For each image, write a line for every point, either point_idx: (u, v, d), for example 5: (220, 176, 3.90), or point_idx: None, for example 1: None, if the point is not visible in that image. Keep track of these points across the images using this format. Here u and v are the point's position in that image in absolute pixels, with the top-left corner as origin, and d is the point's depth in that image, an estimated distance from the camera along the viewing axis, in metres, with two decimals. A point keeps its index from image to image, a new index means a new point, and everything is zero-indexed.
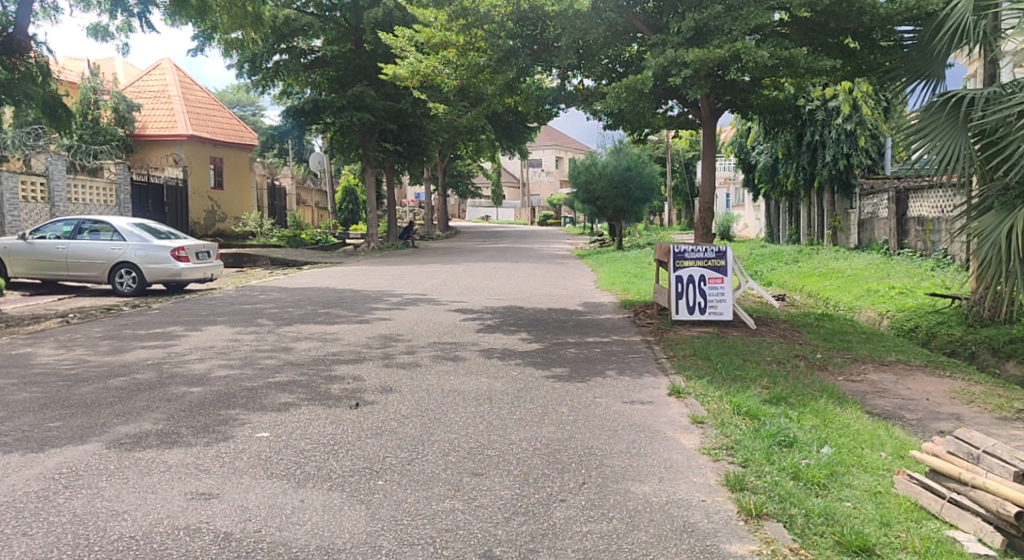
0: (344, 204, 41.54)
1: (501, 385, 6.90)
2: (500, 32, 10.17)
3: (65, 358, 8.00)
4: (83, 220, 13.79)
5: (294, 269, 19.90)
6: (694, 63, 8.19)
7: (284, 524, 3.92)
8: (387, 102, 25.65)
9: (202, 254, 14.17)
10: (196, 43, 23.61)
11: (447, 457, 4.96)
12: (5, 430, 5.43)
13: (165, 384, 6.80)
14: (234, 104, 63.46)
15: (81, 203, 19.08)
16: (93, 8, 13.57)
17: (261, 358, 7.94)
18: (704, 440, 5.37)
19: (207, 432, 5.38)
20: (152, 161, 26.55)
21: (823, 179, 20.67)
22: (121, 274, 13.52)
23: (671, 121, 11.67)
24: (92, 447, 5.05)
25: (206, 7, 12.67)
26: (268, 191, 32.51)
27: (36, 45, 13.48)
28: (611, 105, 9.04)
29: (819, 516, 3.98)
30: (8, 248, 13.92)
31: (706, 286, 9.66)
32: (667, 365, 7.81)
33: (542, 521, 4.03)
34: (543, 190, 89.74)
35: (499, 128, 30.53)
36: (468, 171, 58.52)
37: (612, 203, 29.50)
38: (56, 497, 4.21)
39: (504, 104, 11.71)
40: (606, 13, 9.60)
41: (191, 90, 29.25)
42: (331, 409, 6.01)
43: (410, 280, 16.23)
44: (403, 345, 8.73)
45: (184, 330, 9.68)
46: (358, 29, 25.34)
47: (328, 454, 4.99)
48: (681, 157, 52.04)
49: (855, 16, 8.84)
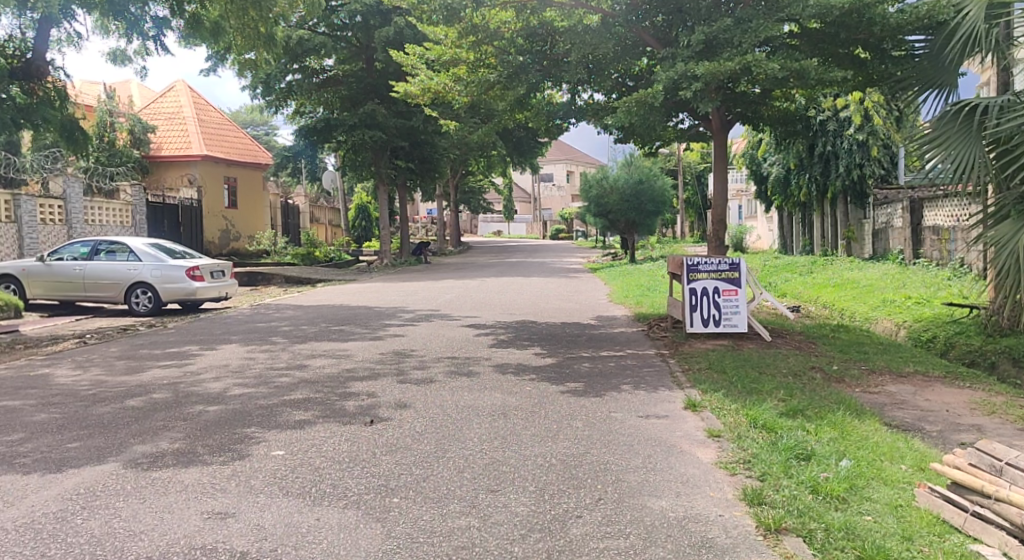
0: (357, 220, 41.28)
1: (515, 400, 6.87)
2: (510, 48, 10.31)
3: (82, 378, 8.04)
4: (99, 241, 13.93)
5: (307, 287, 20.00)
6: (704, 77, 8.18)
7: (300, 543, 3.92)
8: (398, 120, 25.78)
9: (217, 273, 14.30)
10: (210, 65, 23.85)
11: (463, 474, 4.94)
12: (24, 451, 5.47)
13: (182, 403, 6.82)
14: (246, 123, 64.31)
15: (98, 225, 19.34)
16: (111, 33, 13.74)
17: (276, 376, 7.95)
18: (720, 454, 5.33)
19: (224, 451, 5.40)
20: (168, 182, 26.83)
21: (836, 190, 20.59)
22: (137, 294, 13.64)
23: (681, 135, 11.64)
24: (109, 468, 5.07)
25: (219, 27, 13.22)
26: (282, 210, 32.70)
27: (54, 69, 13.66)
28: (621, 119, 9.06)
29: (839, 530, 3.94)
30: (26, 270, 13.98)
31: (720, 298, 9.59)
32: (682, 379, 7.74)
33: (559, 538, 4.00)
34: (555, 205, 90.24)
35: (509, 144, 30.69)
36: (481, 190, 58.77)
37: (624, 216, 29.43)
38: (75, 518, 4.23)
39: (512, 119, 11.69)
40: (614, 29, 9.84)
41: (206, 111, 29.52)
42: (346, 426, 6.02)
43: (422, 296, 16.28)
44: (415, 361, 8.75)
45: (200, 349, 9.73)
46: (368, 48, 25.77)
47: (343, 472, 4.98)
48: (692, 169, 52.20)
49: (867, 27, 8.76)
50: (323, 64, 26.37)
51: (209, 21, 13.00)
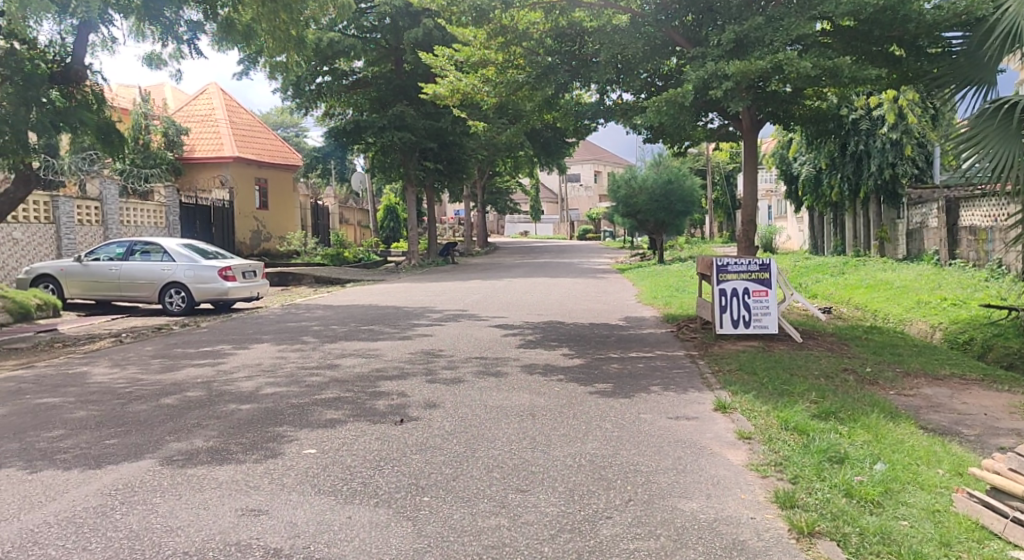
0: (386, 222, 41.47)
1: (543, 401, 6.87)
2: (538, 49, 10.32)
3: (119, 377, 8.21)
4: (134, 241, 14.18)
5: (337, 287, 20.17)
6: (734, 76, 8.12)
7: (332, 541, 3.96)
8: (427, 121, 25.94)
9: (249, 273, 14.48)
10: (242, 67, 24.17)
11: (492, 474, 4.96)
12: (64, 447, 5.60)
13: (215, 402, 6.93)
14: (277, 125, 65.10)
15: (133, 226, 19.71)
16: (147, 38, 13.99)
17: (307, 375, 8.05)
18: (751, 456, 5.29)
19: (257, 449, 5.47)
20: (200, 183, 27.20)
21: (869, 190, 20.30)
22: (171, 294, 13.88)
23: (710, 134, 11.53)
24: (146, 464, 5.17)
25: (250, 31, 13.38)
26: (312, 211, 33.08)
27: (92, 73, 13.95)
28: (650, 119, 9.03)
29: (874, 534, 3.89)
30: (63, 269, 14.27)
31: (750, 299, 9.51)
32: (712, 380, 7.69)
33: (589, 539, 4.00)
34: (582, 205, 90.09)
35: (538, 144, 30.71)
36: (508, 190, 58.85)
37: (654, 217, 29.22)
38: (114, 513, 4.32)
39: (541, 120, 11.64)
40: (644, 28, 9.78)
41: (238, 113, 29.91)
42: (376, 425, 6.08)
43: (450, 297, 16.34)
44: (443, 361, 8.80)
45: (233, 348, 9.87)
46: (397, 50, 25.93)
47: (374, 471, 5.02)
48: (721, 169, 51.85)
49: (901, 24, 8.63)
50: (353, 66, 26.68)
51: (242, 24, 13.17)
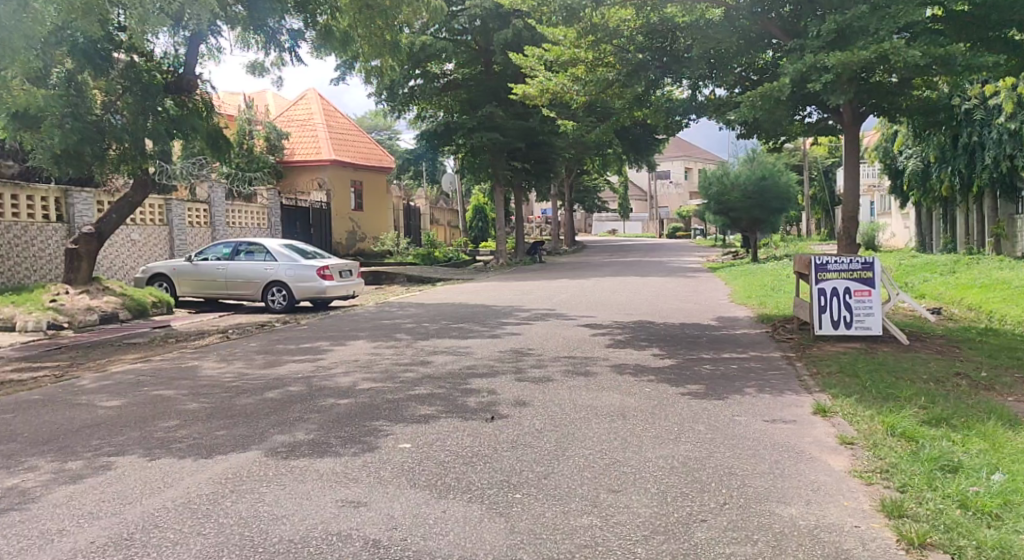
0: (474, 222, 41.73)
1: (634, 401, 6.82)
2: (629, 46, 10.36)
3: (227, 371, 8.65)
4: (240, 241, 14.89)
5: (428, 286, 20.58)
6: (836, 68, 7.82)
7: (428, 534, 4.06)
8: (517, 121, 26.13)
9: (345, 272, 14.95)
10: (339, 73, 24.87)
11: (583, 473, 4.96)
12: (179, 437, 5.95)
13: (315, 396, 7.21)
14: (371, 128, 67.00)
15: (239, 227, 20.70)
16: (252, 46, 14.64)
17: (401, 372, 8.26)
18: (854, 463, 5.09)
19: (355, 443, 5.66)
20: (300, 186, 28.23)
21: (984, 184, 19.12)
22: (273, 292, 14.51)
23: (809, 129, 11.14)
24: (253, 455, 5.44)
25: (347, 37, 13.85)
26: (404, 212, 33.88)
27: (202, 83, 14.68)
28: (745, 115, 8.83)
29: (993, 548, 3.68)
30: (176, 269, 15.16)
31: (851, 299, 9.14)
32: (811, 383, 7.44)
33: (683, 541, 3.95)
34: (672, 203, 88.67)
35: (628, 142, 30.45)
36: (596, 189, 58.52)
37: (748, 214, 28.30)
38: (225, 500, 4.56)
39: (632, 118, 11.53)
40: (739, 21, 9.63)
41: (334, 117, 30.93)
42: (468, 422, 6.18)
43: (539, 296, 16.41)
44: (533, 359, 8.85)
45: (330, 345, 10.24)
46: (487, 51, 26.10)
47: (467, 467, 5.11)
48: (819, 165, 50.00)
49: (1023, 6, 8.10)
50: (444, 68, 26.83)
51: (340, 31, 13.63)
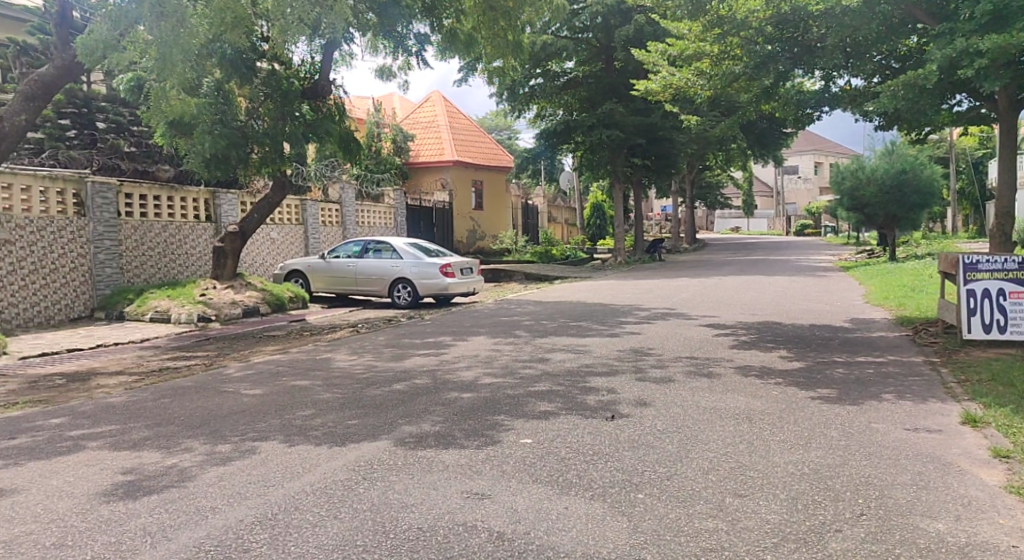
0: (592, 219, 41.84)
1: (761, 405, 6.60)
2: (757, 38, 9.83)
3: (357, 363, 9.06)
4: (368, 240, 15.53)
5: (547, 283, 20.72)
6: (991, 52, 7.26)
7: (551, 529, 4.10)
8: (637, 118, 25.86)
9: (467, 269, 15.28)
10: (463, 75, 25.39)
11: (708, 476, 4.86)
12: (315, 425, 6.30)
13: (439, 389, 7.43)
14: (492, 128, 68.09)
15: (368, 226, 21.61)
16: (381, 52, 15.18)
17: (521, 368, 8.37)
18: (1009, 478, 4.71)
19: (478, 436, 5.80)
20: (424, 186, 29.06)
21: None
22: (399, 289, 15.04)
23: (957, 119, 10.38)
24: (383, 444, 5.68)
25: (471, 39, 14.13)
26: (522, 210, 34.26)
27: (337, 89, 15.40)
28: (885, 105, 8.35)
29: None
30: (311, 266, 16.00)
31: (1006, 301, 8.45)
32: (958, 391, 6.94)
33: (816, 551, 3.79)
34: (800, 198, 84.88)
35: (753, 136, 29.42)
36: (719, 185, 56.91)
37: (883, 210, 26.82)
38: (357, 487, 4.78)
39: (760, 111, 11.14)
40: (880, 6, 8.93)
41: (456, 118, 31.65)
42: (589, 420, 6.18)
43: (659, 294, 16.17)
44: (654, 359, 8.73)
45: (453, 340, 10.51)
46: (608, 48, 26.11)
47: (589, 464, 5.11)
48: (967, 157, 46.41)
49: None
50: (564, 67, 26.88)
51: (464, 33, 13.96)
